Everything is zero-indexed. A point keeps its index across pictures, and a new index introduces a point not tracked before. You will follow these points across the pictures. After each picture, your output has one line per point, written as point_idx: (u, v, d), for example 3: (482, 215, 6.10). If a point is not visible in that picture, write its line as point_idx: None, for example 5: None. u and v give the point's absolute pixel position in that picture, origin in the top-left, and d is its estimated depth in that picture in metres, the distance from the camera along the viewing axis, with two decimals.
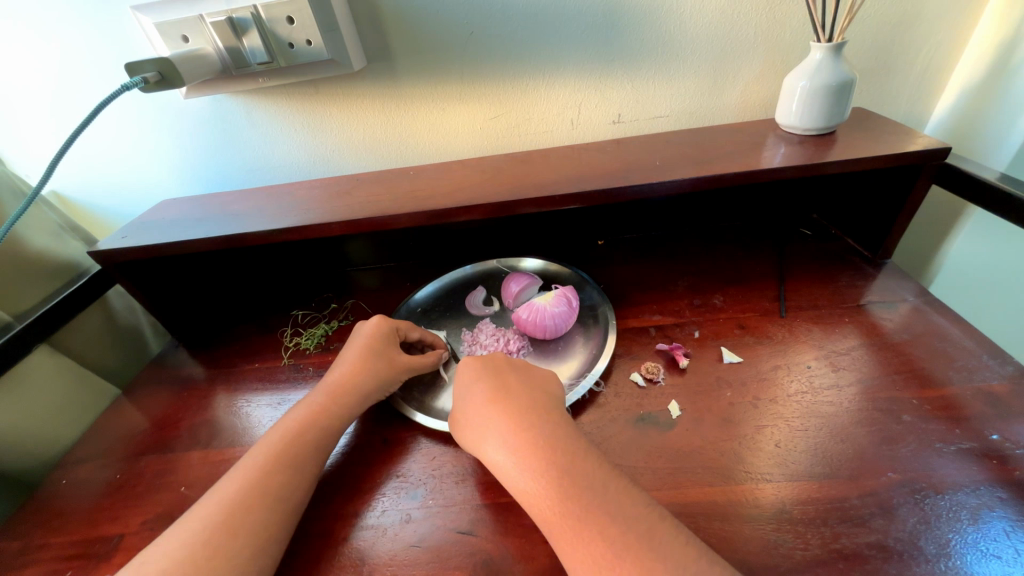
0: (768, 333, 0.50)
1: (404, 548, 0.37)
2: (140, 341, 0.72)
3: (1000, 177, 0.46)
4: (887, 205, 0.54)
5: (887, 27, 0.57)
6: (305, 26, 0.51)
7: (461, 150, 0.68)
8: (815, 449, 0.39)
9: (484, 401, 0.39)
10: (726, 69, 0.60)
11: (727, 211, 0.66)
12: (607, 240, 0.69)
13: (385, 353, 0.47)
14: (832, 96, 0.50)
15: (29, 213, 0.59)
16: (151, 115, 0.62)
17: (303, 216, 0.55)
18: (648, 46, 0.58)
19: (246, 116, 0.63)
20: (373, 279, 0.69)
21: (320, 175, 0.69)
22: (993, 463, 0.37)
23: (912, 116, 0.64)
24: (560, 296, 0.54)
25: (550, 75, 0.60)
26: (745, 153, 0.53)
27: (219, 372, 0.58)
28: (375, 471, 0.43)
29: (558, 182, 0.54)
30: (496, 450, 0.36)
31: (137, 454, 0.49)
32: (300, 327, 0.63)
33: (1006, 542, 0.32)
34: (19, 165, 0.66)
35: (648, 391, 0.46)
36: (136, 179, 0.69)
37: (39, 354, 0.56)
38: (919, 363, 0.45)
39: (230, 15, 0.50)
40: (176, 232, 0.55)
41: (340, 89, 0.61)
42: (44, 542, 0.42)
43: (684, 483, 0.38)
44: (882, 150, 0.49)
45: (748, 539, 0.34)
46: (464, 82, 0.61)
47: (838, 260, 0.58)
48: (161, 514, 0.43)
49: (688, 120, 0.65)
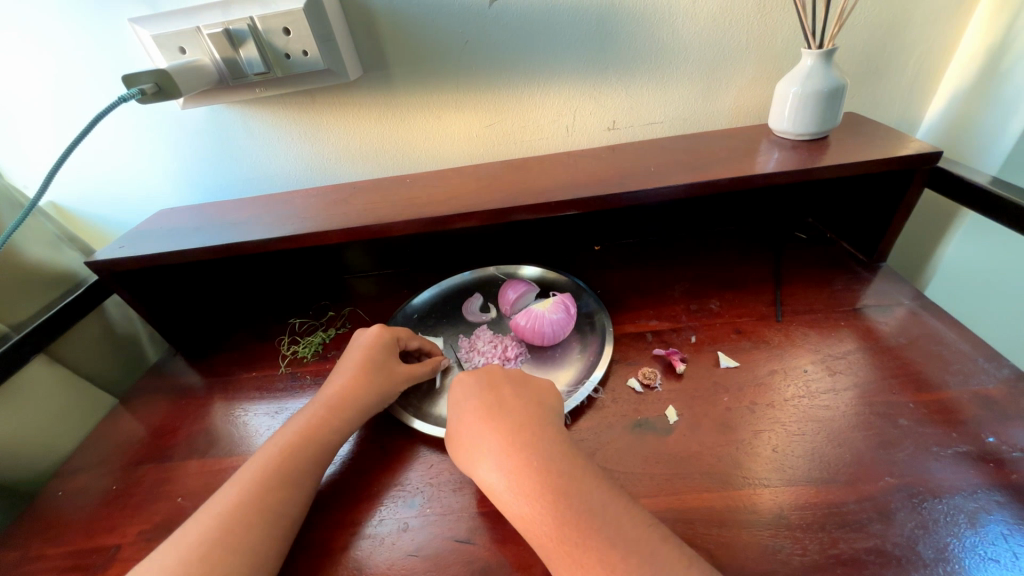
0: (765, 337, 0.50)
1: (401, 557, 0.36)
2: (138, 351, 0.73)
3: (991, 180, 0.46)
4: (881, 209, 0.54)
5: (877, 33, 0.57)
6: (302, 36, 0.51)
7: (458, 157, 0.68)
8: (813, 453, 0.39)
9: (477, 420, 0.39)
10: (720, 76, 0.61)
11: (724, 216, 0.66)
12: (604, 245, 0.69)
13: (385, 363, 0.47)
14: (824, 101, 0.51)
15: (27, 223, 0.60)
16: (149, 126, 0.63)
17: (300, 225, 0.55)
18: (642, 53, 0.59)
19: (244, 126, 0.63)
20: (371, 287, 0.69)
21: (317, 182, 0.70)
22: (990, 466, 0.37)
23: (905, 120, 0.64)
24: (559, 302, 0.54)
25: (545, 82, 0.61)
26: (739, 158, 0.54)
27: (217, 381, 0.58)
28: (375, 479, 0.43)
29: (553, 188, 0.54)
30: (489, 470, 0.36)
31: (134, 464, 0.49)
32: (298, 335, 0.63)
33: (1004, 546, 0.32)
34: (17, 176, 0.66)
35: (645, 396, 0.46)
36: (134, 188, 0.69)
37: (35, 364, 0.56)
38: (915, 367, 0.45)
39: (227, 27, 0.50)
40: (173, 242, 0.55)
41: (338, 99, 0.61)
42: (40, 554, 0.42)
43: (682, 489, 0.38)
44: (875, 154, 0.49)
45: (747, 545, 0.34)
46: (460, 90, 0.61)
47: (833, 264, 0.59)
48: (158, 524, 0.42)
49: (683, 125, 0.65)
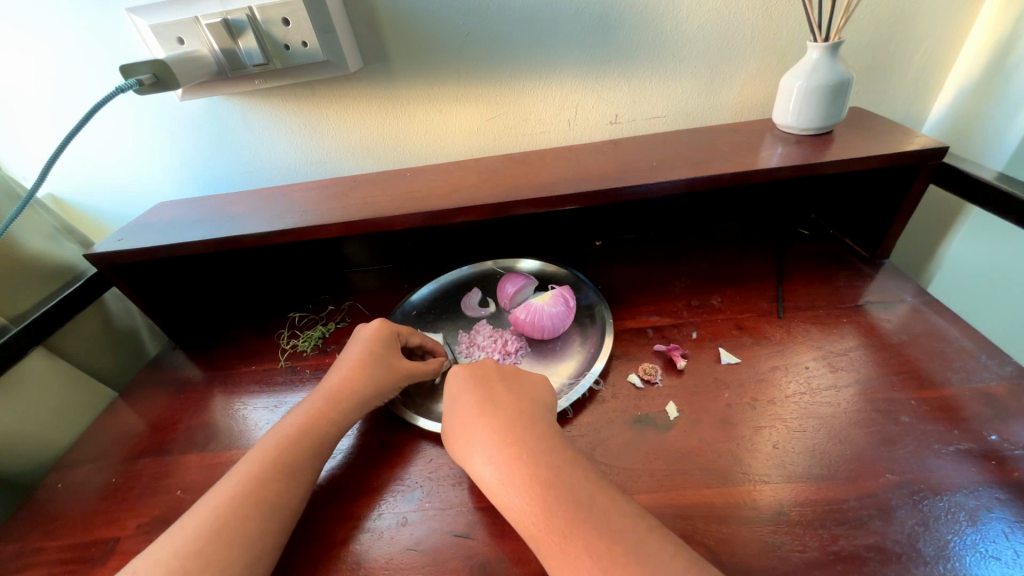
0: (766, 333, 0.50)
1: (400, 552, 0.36)
2: (138, 344, 0.72)
3: (997, 176, 0.45)
4: (885, 204, 0.54)
5: (884, 26, 0.56)
6: (301, 27, 0.51)
7: (459, 150, 0.68)
8: (813, 450, 0.39)
9: (472, 414, 0.39)
10: (725, 70, 0.60)
11: (726, 211, 0.66)
12: (606, 240, 0.69)
13: (384, 357, 0.47)
14: (829, 95, 0.50)
15: (25, 215, 0.59)
16: (147, 117, 0.62)
17: (299, 218, 0.55)
18: (645, 46, 0.58)
19: (243, 119, 0.63)
20: (371, 281, 0.69)
21: (318, 176, 0.69)
22: (992, 464, 0.36)
23: (910, 115, 0.64)
24: (558, 295, 0.53)
25: (547, 75, 0.60)
26: (742, 153, 0.53)
27: (216, 375, 0.58)
28: (375, 473, 0.43)
29: (554, 183, 0.53)
30: (483, 464, 0.36)
31: (134, 457, 0.49)
32: (298, 328, 0.63)
33: (1004, 544, 0.32)
34: (15, 168, 0.66)
35: (645, 392, 0.46)
36: (133, 180, 0.69)
37: (34, 357, 0.56)
38: (918, 364, 0.45)
39: (225, 17, 0.50)
40: (172, 235, 0.55)
41: (338, 91, 0.61)
42: (40, 546, 0.42)
43: (682, 485, 0.38)
44: (879, 149, 0.49)
45: (746, 542, 0.34)
46: (461, 82, 0.61)
47: (837, 260, 0.58)
48: (158, 517, 0.43)
49: (686, 119, 0.65)
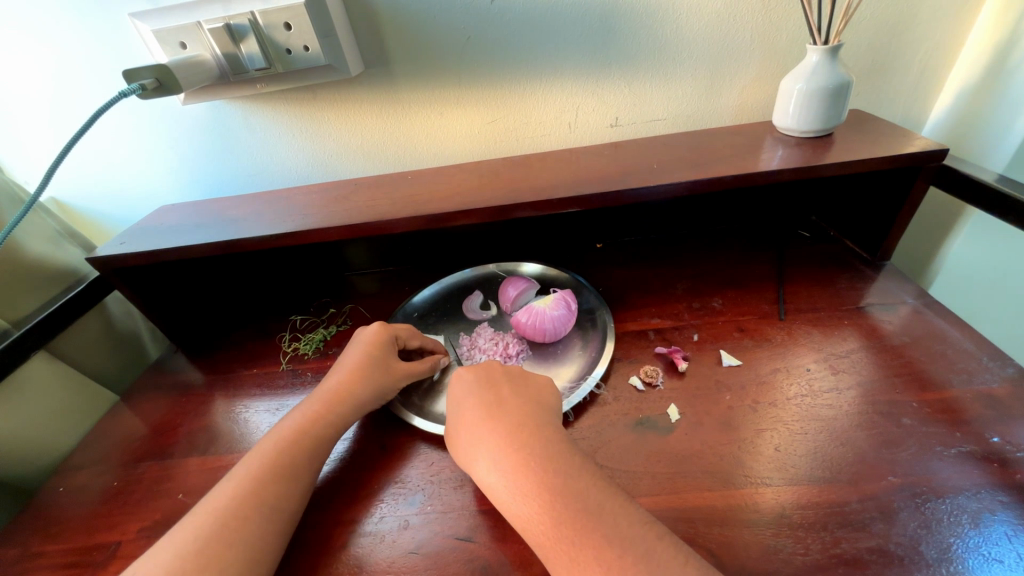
0: (767, 335, 0.50)
1: (402, 555, 0.36)
2: (139, 347, 0.73)
3: (997, 178, 0.45)
4: (886, 206, 0.54)
5: (883, 29, 0.57)
6: (303, 32, 0.51)
7: (460, 153, 0.68)
8: (815, 452, 0.39)
9: (476, 419, 0.39)
10: (724, 73, 0.60)
11: (727, 214, 0.66)
12: (606, 243, 0.69)
13: (385, 361, 0.47)
14: (829, 97, 0.50)
15: (28, 220, 0.60)
16: (149, 122, 0.63)
17: (301, 221, 0.55)
18: (645, 49, 0.58)
19: (245, 123, 0.63)
20: (372, 284, 0.69)
21: (319, 179, 0.69)
22: (994, 466, 0.36)
23: (910, 117, 0.64)
24: (559, 299, 0.54)
25: (548, 79, 0.60)
26: (742, 155, 0.53)
27: (217, 378, 0.58)
28: (375, 476, 0.43)
29: (555, 186, 0.54)
30: (488, 470, 0.36)
31: (136, 460, 0.49)
32: (299, 332, 0.63)
33: (1007, 546, 0.32)
34: (18, 172, 0.66)
35: (646, 395, 0.46)
36: (135, 184, 0.69)
37: (36, 360, 0.56)
38: (919, 366, 0.45)
39: (228, 22, 0.50)
40: (175, 239, 0.55)
41: (339, 95, 0.61)
42: (41, 550, 0.42)
43: (683, 488, 0.38)
44: (879, 151, 0.49)
45: (749, 545, 0.34)
46: (462, 86, 0.61)
47: (838, 262, 0.58)
48: (159, 521, 0.43)
49: (686, 122, 0.65)
